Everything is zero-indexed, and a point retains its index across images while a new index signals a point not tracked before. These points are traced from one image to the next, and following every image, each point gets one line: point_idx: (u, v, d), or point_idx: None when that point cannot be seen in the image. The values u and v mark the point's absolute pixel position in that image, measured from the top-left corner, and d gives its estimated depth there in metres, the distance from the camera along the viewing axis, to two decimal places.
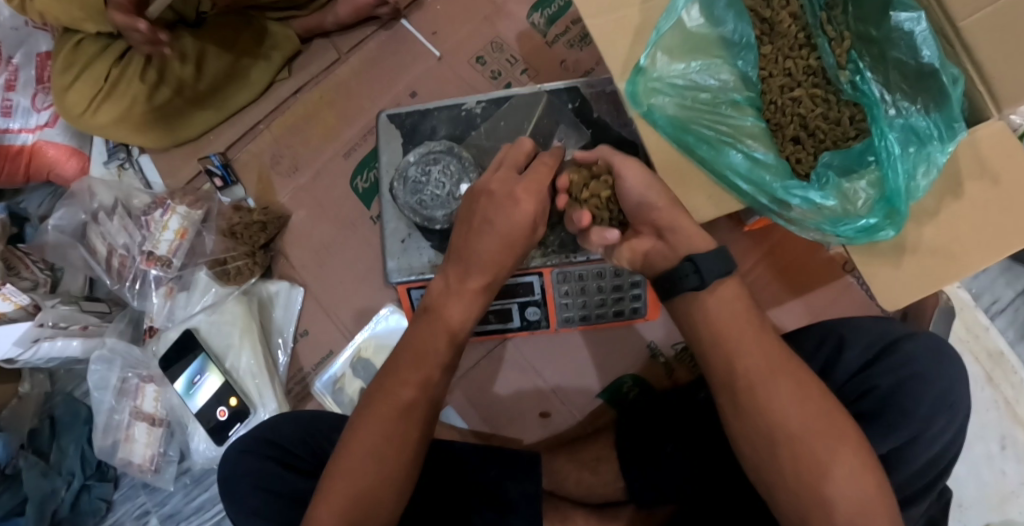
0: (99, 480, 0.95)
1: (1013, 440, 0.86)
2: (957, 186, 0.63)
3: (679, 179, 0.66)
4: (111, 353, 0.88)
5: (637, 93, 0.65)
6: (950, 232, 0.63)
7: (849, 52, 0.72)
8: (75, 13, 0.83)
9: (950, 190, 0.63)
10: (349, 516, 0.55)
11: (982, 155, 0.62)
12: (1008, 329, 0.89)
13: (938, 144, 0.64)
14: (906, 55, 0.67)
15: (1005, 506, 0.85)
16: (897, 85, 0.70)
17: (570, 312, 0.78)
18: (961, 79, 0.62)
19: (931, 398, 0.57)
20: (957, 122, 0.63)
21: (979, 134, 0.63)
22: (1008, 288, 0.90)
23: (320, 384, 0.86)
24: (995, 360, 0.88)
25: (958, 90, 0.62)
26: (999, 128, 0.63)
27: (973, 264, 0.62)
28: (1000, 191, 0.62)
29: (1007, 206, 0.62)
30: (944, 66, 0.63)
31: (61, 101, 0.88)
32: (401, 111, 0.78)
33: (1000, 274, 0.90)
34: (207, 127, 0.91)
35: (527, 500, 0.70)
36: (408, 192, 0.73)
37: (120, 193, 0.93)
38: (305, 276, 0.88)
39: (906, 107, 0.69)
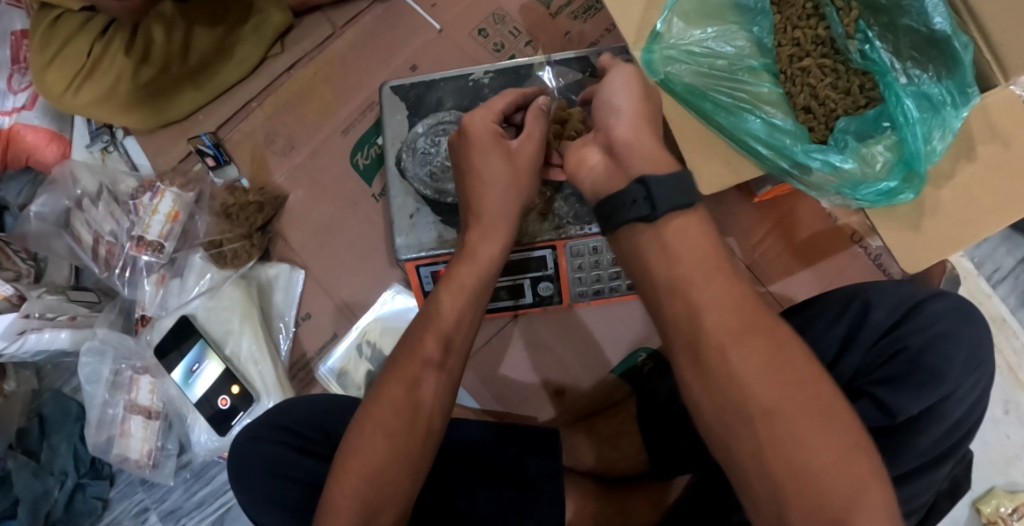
0: (94, 478, 0.91)
1: (1016, 404, 0.86)
2: (970, 150, 0.63)
3: (696, 146, 0.63)
4: (102, 344, 0.85)
5: (653, 61, 0.63)
6: (964, 196, 0.62)
7: (857, 22, 0.71)
8: None
9: (963, 154, 0.63)
10: (368, 495, 0.52)
11: (992, 120, 0.62)
12: (1010, 296, 0.90)
13: (953, 109, 0.62)
14: (917, 22, 0.64)
15: (1009, 469, 0.85)
16: (908, 53, 0.67)
17: (583, 287, 0.77)
18: (972, 46, 0.60)
19: (962, 357, 0.57)
20: (970, 87, 0.61)
21: (987, 101, 0.62)
22: (1009, 255, 0.90)
23: (324, 369, 0.83)
24: (997, 326, 0.89)
25: (969, 56, 0.60)
26: (1006, 96, 0.62)
27: (988, 228, 0.62)
28: (1011, 155, 0.61)
29: (1019, 170, 0.61)
30: (954, 33, 0.61)
31: (39, 80, 0.84)
32: (405, 83, 0.76)
33: (1001, 242, 0.90)
34: (195, 107, 0.88)
35: (547, 477, 0.70)
36: (417, 163, 0.72)
37: (105, 178, 0.89)
38: (305, 257, 0.85)
39: (917, 75, 0.66)
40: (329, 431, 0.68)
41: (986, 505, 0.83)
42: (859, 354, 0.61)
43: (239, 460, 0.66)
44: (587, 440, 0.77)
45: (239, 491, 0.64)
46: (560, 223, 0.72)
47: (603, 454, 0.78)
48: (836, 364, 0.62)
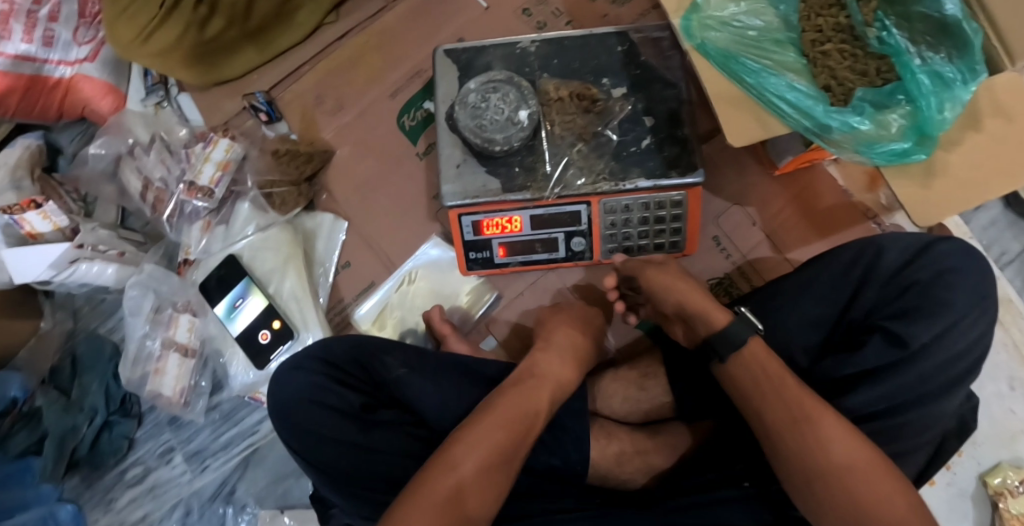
0: (122, 416, 0.92)
1: (1021, 381, 0.92)
2: (977, 122, 0.69)
3: (729, 106, 0.69)
4: (147, 280, 0.87)
5: (690, 28, 0.71)
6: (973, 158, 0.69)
7: (875, 12, 0.75)
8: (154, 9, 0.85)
9: (970, 125, 0.69)
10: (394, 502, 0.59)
11: (1000, 98, 0.69)
12: (1016, 279, 0.97)
13: (960, 85, 0.68)
14: (929, 8, 0.71)
15: (1016, 443, 0.90)
16: (923, 38, 0.72)
17: (614, 243, 0.81)
18: (980, 32, 0.67)
19: (967, 290, 0.63)
20: (979, 65, 0.67)
21: (995, 81, 0.69)
22: (1015, 240, 0.97)
23: (359, 314, 0.86)
24: (1003, 306, 0.95)
25: (979, 39, 0.67)
26: (1012, 79, 0.68)
27: (993, 191, 0.68)
28: (1015, 127, 0.68)
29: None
30: (965, 18, 0.68)
31: (112, 30, 0.87)
32: (457, 47, 0.81)
33: (1007, 227, 0.97)
34: (250, 67, 0.94)
35: (573, 415, 0.73)
36: (468, 115, 0.75)
37: (159, 129, 0.94)
38: (347, 209, 0.89)
39: (930, 57, 0.71)
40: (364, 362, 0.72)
41: (994, 476, 0.88)
42: (875, 290, 0.67)
43: (278, 390, 0.70)
44: (615, 383, 0.78)
45: (287, 432, 0.68)
46: (595, 179, 0.77)
47: (631, 397, 0.77)
48: (852, 304, 0.68)
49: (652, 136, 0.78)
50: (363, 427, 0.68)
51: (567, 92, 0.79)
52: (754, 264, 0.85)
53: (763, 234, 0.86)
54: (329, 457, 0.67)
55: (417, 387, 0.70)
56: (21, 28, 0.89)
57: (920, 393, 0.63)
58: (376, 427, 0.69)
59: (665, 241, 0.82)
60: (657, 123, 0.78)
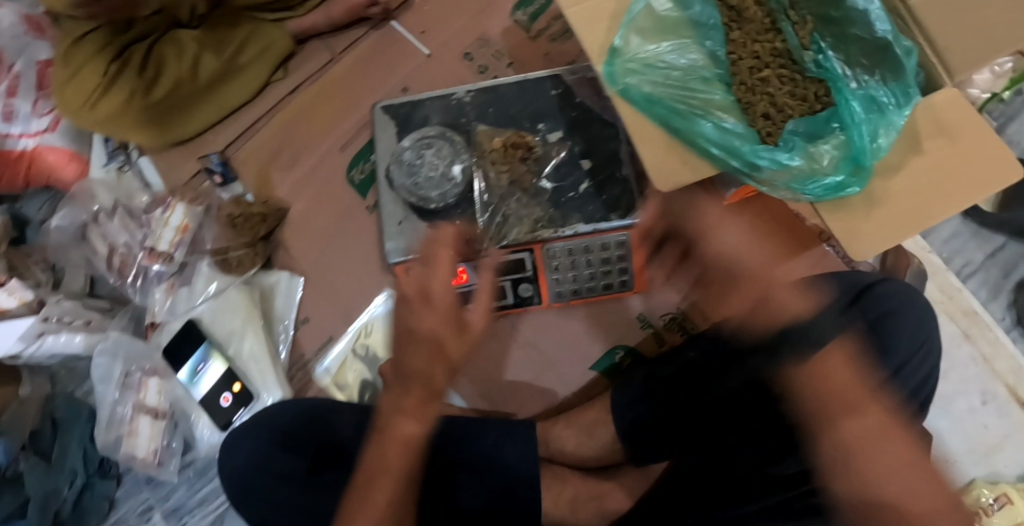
0: (102, 478, 0.95)
1: (993, 394, 0.91)
2: (918, 144, 0.68)
3: (655, 149, 0.68)
4: (114, 346, 0.89)
5: (614, 73, 0.69)
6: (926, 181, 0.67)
7: (812, 34, 0.73)
8: (93, 81, 0.87)
9: (912, 147, 0.68)
10: None
11: (940, 118, 0.68)
12: (980, 290, 0.94)
13: (894, 109, 0.67)
14: (863, 32, 0.70)
15: (992, 458, 0.89)
16: (857, 61, 0.71)
17: (562, 287, 0.80)
18: (914, 51, 0.67)
19: (907, 334, 0.65)
20: (912, 89, 0.66)
21: (934, 100, 0.68)
22: (978, 251, 0.94)
23: (320, 370, 0.88)
24: (970, 319, 0.93)
25: (912, 60, 0.67)
26: (953, 95, 0.68)
27: (938, 214, 0.66)
28: (957, 148, 0.67)
29: (966, 159, 0.66)
30: (898, 38, 0.67)
31: (61, 99, 0.89)
32: (395, 102, 0.81)
33: (971, 237, 0.94)
34: (204, 127, 0.94)
35: (523, 461, 0.73)
36: (404, 174, 0.76)
37: (121, 195, 0.97)
38: (304, 264, 0.90)
39: (866, 81, 0.70)
40: (314, 428, 0.72)
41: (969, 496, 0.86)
42: None
43: (230, 459, 0.71)
44: (565, 431, 0.78)
45: (242, 498, 0.70)
46: (534, 226, 0.78)
47: (582, 443, 0.78)
48: None
49: (590, 180, 0.78)
50: (309, 489, 0.68)
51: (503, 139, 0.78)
52: None
53: None
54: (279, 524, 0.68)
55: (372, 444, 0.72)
56: None
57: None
58: (325, 489, 0.68)
59: (615, 281, 0.80)
60: (595, 165, 0.78)
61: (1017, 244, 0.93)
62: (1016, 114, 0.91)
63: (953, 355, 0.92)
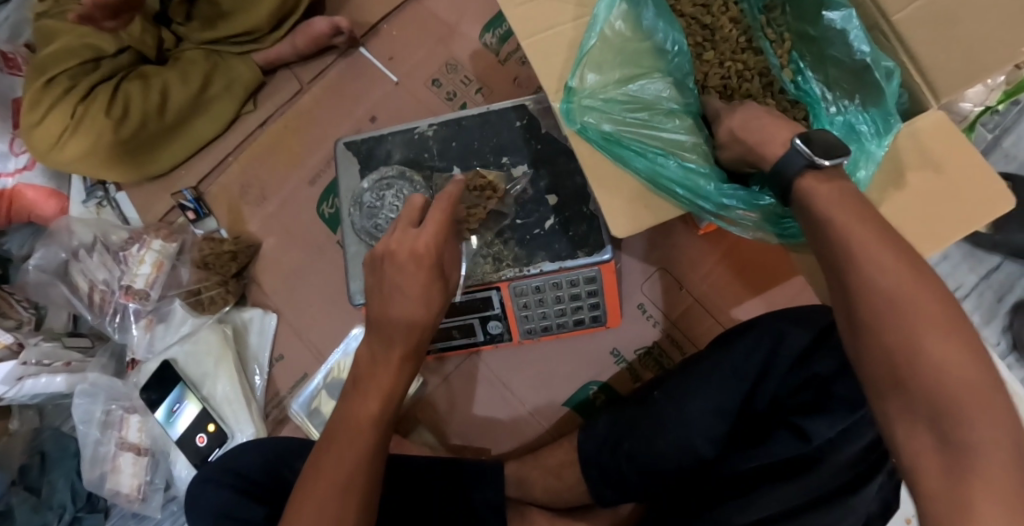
0: (90, 511, 0.96)
1: None
2: (900, 178, 0.58)
3: (613, 192, 0.64)
4: (93, 387, 0.89)
5: (570, 111, 0.64)
6: (910, 212, 0.57)
7: (790, 52, 0.71)
8: (63, 120, 0.87)
9: (892, 181, 0.58)
10: None
11: (921, 145, 0.58)
12: (974, 313, 0.89)
13: (873, 138, 0.59)
14: (840, 53, 0.64)
15: None
16: (838, 83, 0.66)
17: (531, 324, 0.79)
18: (896, 72, 0.58)
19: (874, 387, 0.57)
20: (891, 116, 0.58)
21: (918, 126, 0.58)
22: (972, 272, 0.90)
23: (296, 406, 0.85)
24: None
25: (894, 83, 0.59)
26: (938, 119, 0.58)
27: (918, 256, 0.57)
28: (943, 180, 0.57)
29: (953, 194, 0.57)
30: (878, 60, 0.59)
31: (30, 138, 0.89)
32: (357, 138, 0.80)
33: (963, 259, 0.90)
34: (175, 162, 0.94)
35: (493, 510, 0.72)
36: (364, 216, 0.74)
37: (98, 231, 0.97)
38: (277, 301, 0.90)
39: (846, 105, 0.65)
40: (273, 472, 0.72)
41: None
42: (774, 383, 0.63)
43: (193, 504, 0.71)
44: (539, 473, 0.76)
45: None
46: (499, 265, 0.73)
47: (549, 486, 0.77)
48: (754, 394, 0.65)
49: (556, 216, 0.74)
50: None
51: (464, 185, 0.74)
52: (684, 328, 0.81)
53: (693, 298, 0.81)
54: None
55: None
56: None
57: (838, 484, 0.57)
58: None
59: (586, 316, 0.79)
60: (561, 200, 0.75)
61: (1011, 264, 0.89)
62: (1013, 125, 0.90)
63: None
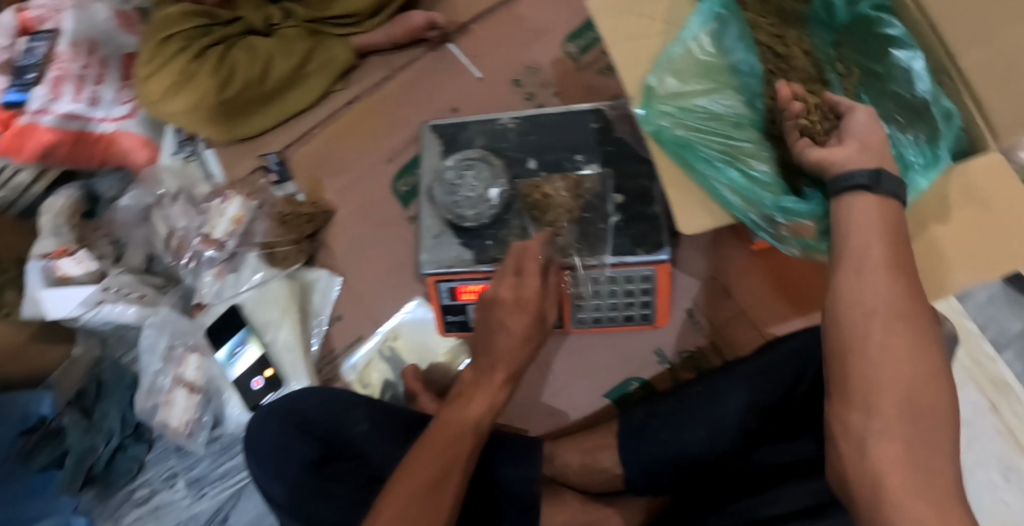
0: (135, 441, 1.02)
1: (1013, 469, 0.94)
2: (946, 209, 0.64)
3: (677, 191, 0.70)
4: (162, 321, 0.95)
5: (648, 114, 0.70)
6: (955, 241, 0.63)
7: (858, 86, 0.73)
8: (173, 76, 0.96)
9: (938, 213, 0.64)
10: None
11: (974, 183, 0.64)
12: (1015, 361, 0.98)
13: (921, 170, 0.65)
14: (902, 88, 0.69)
15: None
16: (892, 116, 0.70)
17: (584, 314, 0.83)
18: (955, 114, 0.64)
19: None
20: (943, 152, 0.64)
21: (972, 165, 0.64)
22: (1014, 320, 0.99)
23: (347, 365, 0.91)
24: (998, 388, 0.97)
25: (953, 125, 0.65)
26: (993, 160, 0.64)
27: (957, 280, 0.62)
28: (988, 216, 0.63)
29: (998, 230, 0.62)
30: (937, 99, 0.66)
31: (143, 89, 0.98)
32: (444, 122, 0.87)
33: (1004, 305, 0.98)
34: (264, 128, 1.00)
35: (520, 481, 0.74)
36: (444, 192, 0.80)
37: (184, 181, 1.03)
38: (343, 266, 0.95)
39: (899, 136, 0.69)
40: (336, 418, 0.76)
41: None
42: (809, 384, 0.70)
43: (255, 436, 0.75)
44: (570, 452, 0.79)
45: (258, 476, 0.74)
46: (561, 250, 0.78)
47: (585, 466, 0.79)
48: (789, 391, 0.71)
49: (620, 213, 0.79)
50: (319, 476, 0.73)
51: (545, 188, 0.80)
52: (726, 337, 0.85)
53: (738, 309, 0.85)
54: (292, 502, 0.71)
55: (376, 442, 0.76)
56: (72, 89, 1.02)
57: None
58: (336, 477, 0.73)
59: (636, 313, 0.82)
60: (627, 201, 0.80)
61: None
62: None
63: (976, 423, 0.96)
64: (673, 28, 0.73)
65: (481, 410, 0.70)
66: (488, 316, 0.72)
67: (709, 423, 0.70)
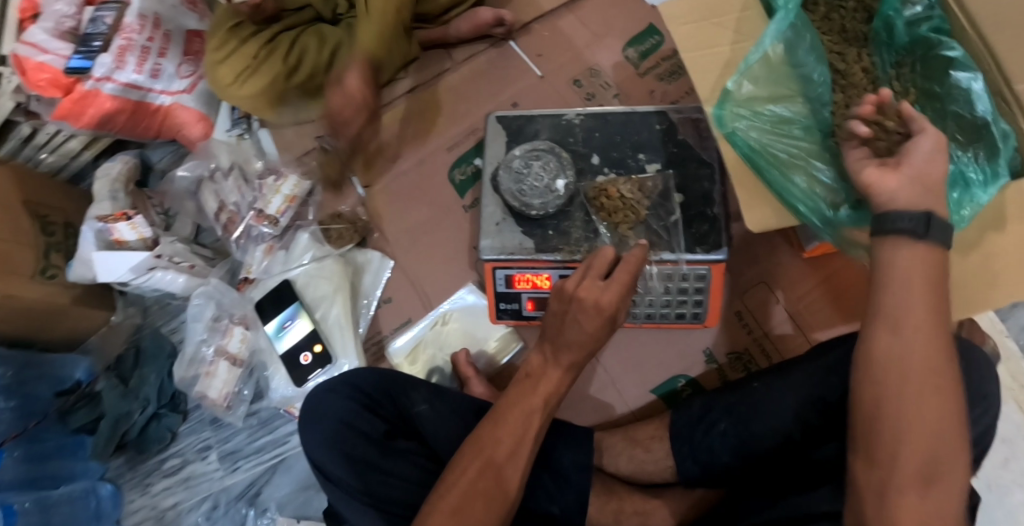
0: (170, 411, 1.03)
1: None
2: (999, 223, 0.65)
3: (749, 193, 0.70)
4: (211, 292, 0.96)
5: (722, 116, 0.70)
6: (1003, 258, 0.64)
7: (914, 106, 0.72)
8: (250, 59, 0.97)
9: (991, 226, 0.65)
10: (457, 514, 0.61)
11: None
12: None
13: (980, 186, 0.64)
14: (963, 108, 0.66)
15: None
16: (952, 136, 0.68)
17: (637, 309, 0.84)
18: (1013, 135, 0.63)
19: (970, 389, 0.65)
20: (1002, 171, 0.63)
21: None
22: None
23: (394, 347, 0.92)
24: None
25: (1009, 146, 0.63)
26: None
27: (1007, 294, 0.64)
28: None
29: None
30: (996, 120, 0.64)
31: (212, 72, 0.99)
32: (509, 114, 0.88)
33: None
34: (325, 110, 1.03)
35: (578, 470, 0.76)
36: (511, 180, 0.81)
37: (237, 158, 1.05)
38: (396, 249, 0.96)
39: (959, 155, 0.66)
40: (395, 396, 0.78)
41: None
42: None
43: (315, 408, 0.75)
44: (620, 442, 0.82)
45: (314, 450, 0.72)
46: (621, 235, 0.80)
47: (635, 457, 0.81)
48: None
49: (682, 212, 0.81)
50: (382, 451, 0.73)
51: (612, 190, 0.82)
52: (775, 341, 0.86)
53: (788, 314, 0.86)
54: (359, 480, 0.70)
55: (439, 421, 0.77)
56: (135, 60, 1.02)
57: None
58: (397, 454, 0.74)
59: (688, 311, 0.84)
60: (688, 200, 0.82)
61: None
62: None
63: (1018, 445, 0.95)
64: (742, 37, 0.73)
65: (545, 391, 0.69)
66: (564, 307, 0.69)
67: (762, 418, 0.72)
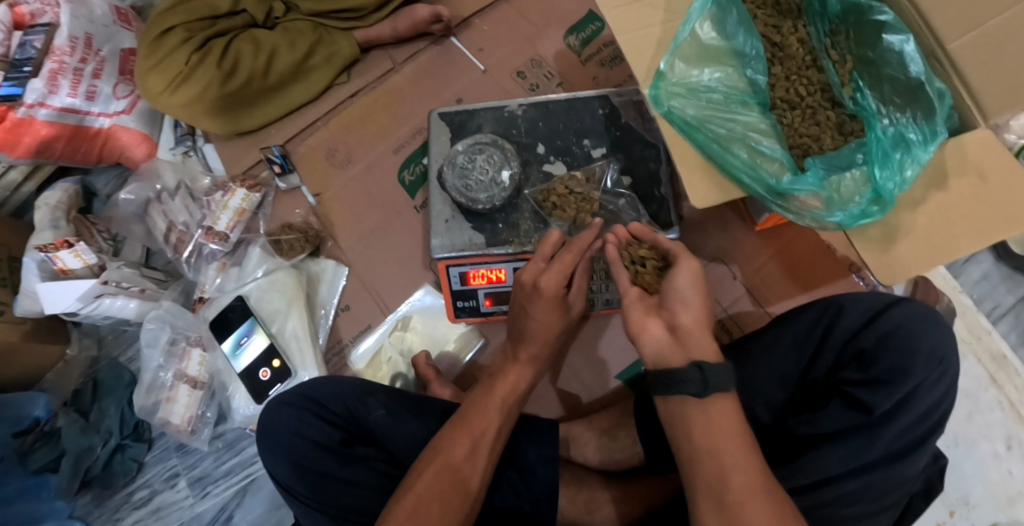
0: (134, 441, 1.01)
1: (1018, 440, 0.94)
2: (943, 178, 0.63)
3: (693, 168, 0.67)
4: (165, 315, 0.94)
5: (658, 95, 0.68)
6: (946, 212, 0.62)
7: (851, 73, 0.71)
8: (181, 65, 0.95)
9: (935, 181, 0.63)
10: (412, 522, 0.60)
11: (967, 158, 0.62)
12: (1010, 333, 1.00)
13: (920, 145, 0.63)
14: (896, 71, 0.66)
15: (1013, 506, 0.92)
16: (891, 99, 0.68)
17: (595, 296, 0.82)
18: (947, 94, 0.62)
19: (926, 351, 0.64)
20: (940, 128, 0.62)
21: (964, 140, 0.62)
22: (1009, 294, 1.02)
23: (355, 356, 0.91)
24: (999, 362, 0.98)
25: (945, 104, 0.62)
26: (986, 137, 0.62)
27: (960, 249, 0.61)
28: (988, 188, 0.61)
29: (999, 201, 0.60)
30: (929, 79, 0.63)
31: (143, 82, 0.97)
32: (451, 110, 0.87)
33: (1001, 281, 1.02)
34: (268, 120, 1.01)
35: (544, 464, 0.75)
36: (455, 176, 0.81)
37: (183, 176, 1.02)
38: (350, 256, 0.95)
39: (899, 118, 0.67)
40: (349, 405, 0.75)
41: None
42: (832, 353, 0.69)
43: (269, 424, 0.74)
44: (585, 432, 0.82)
45: (274, 467, 0.72)
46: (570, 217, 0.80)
47: (600, 445, 0.81)
48: (813, 363, 0.70)
49: (630, 195, 0.82)
50: (341, 461, 0.73)
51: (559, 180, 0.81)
52: (735, 317, 0.86)
53: (744, 289, 0.87)
54: (318, 494, 0.70)
55: (398, 424, 0.75)
56: (69, 83, 0.99)
57: (894, 449, 0.63)
58: (357, 465, 0.73)
59: None
60: (635, 182, 0.82)
61: None
62: None
63: (979, 399, 0.96)
64: None
65: None
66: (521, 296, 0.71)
67: None
